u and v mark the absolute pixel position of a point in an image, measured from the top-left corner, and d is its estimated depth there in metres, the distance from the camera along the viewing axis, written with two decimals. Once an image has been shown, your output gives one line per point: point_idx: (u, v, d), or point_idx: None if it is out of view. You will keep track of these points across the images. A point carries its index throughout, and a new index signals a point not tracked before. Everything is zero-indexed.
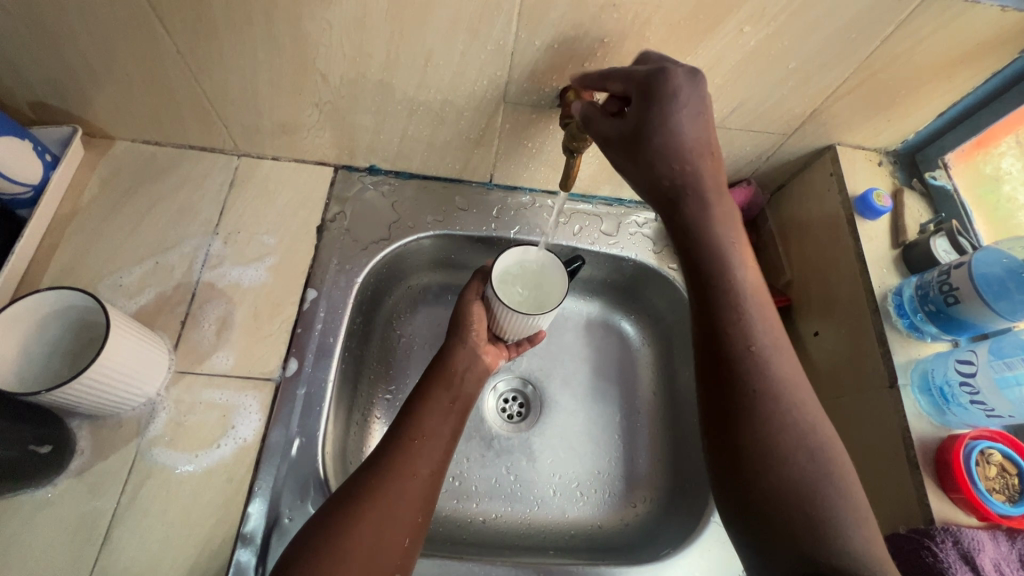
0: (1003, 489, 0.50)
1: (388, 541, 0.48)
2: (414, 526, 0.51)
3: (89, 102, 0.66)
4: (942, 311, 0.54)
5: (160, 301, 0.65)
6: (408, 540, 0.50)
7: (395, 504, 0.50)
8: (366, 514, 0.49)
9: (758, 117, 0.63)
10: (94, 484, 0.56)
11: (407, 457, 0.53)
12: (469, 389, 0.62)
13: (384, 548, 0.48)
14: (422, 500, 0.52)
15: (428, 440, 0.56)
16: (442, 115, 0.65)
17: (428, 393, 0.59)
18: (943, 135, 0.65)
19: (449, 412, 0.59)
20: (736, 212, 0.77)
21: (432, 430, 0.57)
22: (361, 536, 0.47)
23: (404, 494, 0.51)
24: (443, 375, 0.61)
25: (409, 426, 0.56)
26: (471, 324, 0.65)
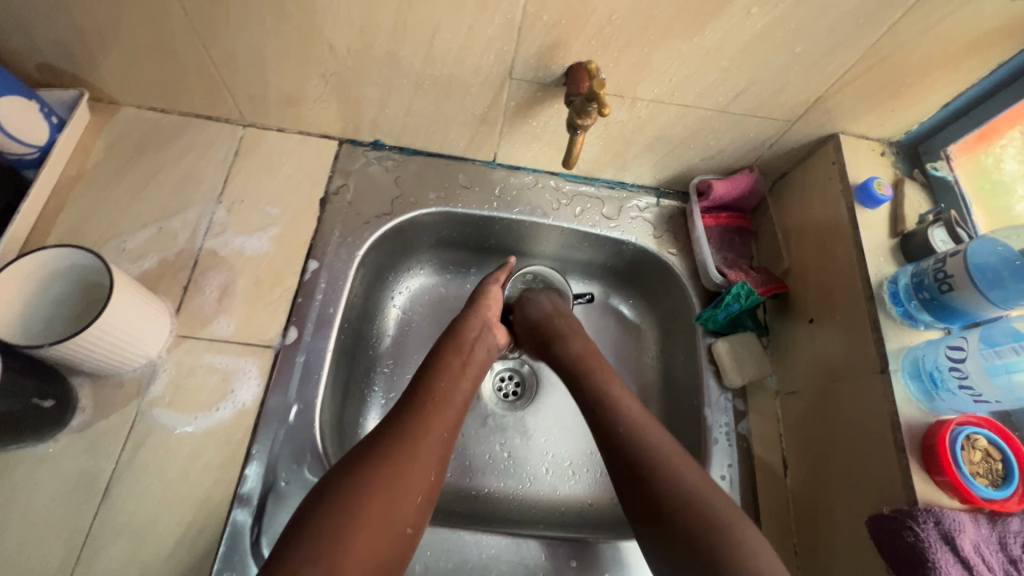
0: (987, 474, 0.50)
1: (401, 499, 0.48)
2: (428, 486, 0.50)
3: (96, 66, 0.66)
4: (935, 298, 0.55)
5: (163, 266, 0.66)
6: (421, 499, 0.49)
7: (411, 463, 0.50)
8: (384, 472, 0.48)
9: (763, 102, 0.64)
10: (95, 441, 0.57)
11: (422, 419, 0.53)
12: (479, 357, 0.64)
13: (397, 507, 0.48)
14: (437, 461, 0.52)
15: (446, 401, 0.56)
16: (447, 90, 0.66)
17: (439, 357, 0.61)
18: (948, 126, 0.65)
19: (461, 375, 0.60)
20: (737, 199, 0.78)
21: (445, 394, 0.57)
22: (376, 494, 0.47)
23: (422, 455, 0.51)
24: (455, 344, 0.64)
25: (425, 390, 0.57)
26: (486, 300, 0.71)
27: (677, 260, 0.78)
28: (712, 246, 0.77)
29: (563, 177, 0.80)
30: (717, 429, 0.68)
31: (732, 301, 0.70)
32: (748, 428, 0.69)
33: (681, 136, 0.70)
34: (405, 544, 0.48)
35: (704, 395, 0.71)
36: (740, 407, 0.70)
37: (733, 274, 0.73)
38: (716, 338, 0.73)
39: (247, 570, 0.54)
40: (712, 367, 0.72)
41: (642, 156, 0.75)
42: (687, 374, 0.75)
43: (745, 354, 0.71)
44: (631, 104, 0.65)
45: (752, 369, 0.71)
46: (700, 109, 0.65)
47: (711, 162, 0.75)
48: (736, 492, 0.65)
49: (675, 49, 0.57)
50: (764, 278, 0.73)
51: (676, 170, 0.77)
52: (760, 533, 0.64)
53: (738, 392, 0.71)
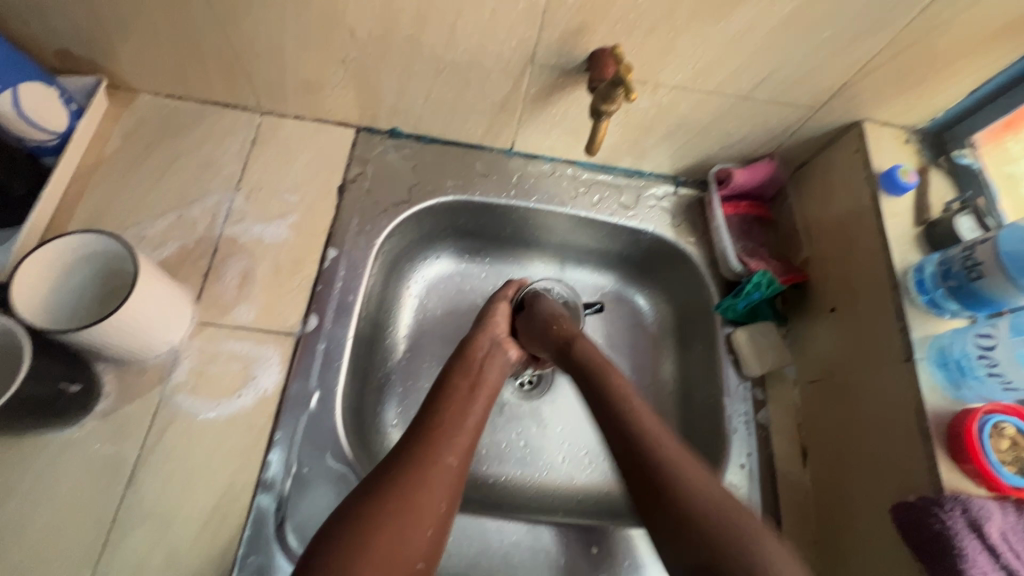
0: (1014, 461, 0.50)
1: (411, 533, 0.47)
2: (439, 517, 0.49)
3: (115, 53, 0.66)
4: (963, 286, 0.54)
5: (183, 253, 0.66)
6: (432, 531, 0.48)
7: (421, 494, 0.49)
8: (390, 507, 0.47)
9: (786, 89, 0.63)
10: (119, 426, 0.57)
11: (431, 449, 0.52)
12: (490, 376, 0.63)
13: (405, 542, 0.47)
14: (449, 489, 0.51)
15: (456, 427, 0.55)
16: (468, 77, 0.65)
17: (447, 381, 0.61)
18: (974, 112, 0.64)
19: (470, 400, 0.59)
20: (757, 187, 0.77)
21: (453, 421, 0.56)
22: (383, 527, 0.46)
23: (431, 483, 0.50)
24: (463, 363, 0.63)
25: (432, 416, 0.56)
26: (493, 318, 0.70)
27: (696, 249, 0.77)
28: (732, 235, 0.77)
29: (581, 165, 0.80)
30: (736, 418, 0.68)
31: (753, 290, 0.70)
32: (768, 417, 0.68)
33: (701, 124, 0.70)
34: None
35: (722, 384, 0.71)
36: (759, 395, 0.70)
37: (753, 263, 0.72)
38: (735, 327, 0.73)
39: (272, 554, 0.54)
40: (731, 356, 0.72)
41: (662, 144, 0.74)
42: (705, 364, 0.75)
43: (764, 343, 0.71)
44: (652, 91, 0.64)
45: (772, 358, 0.70)
46: (722, 96, 0.65)
47: (731, 150, 0.75)
48: (756, 481, 0.65)
49: (700, 34, 0.57)
50: (784, 267, 0.73)
51: (696, 159, 0.77)
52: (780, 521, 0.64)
53: (757, 381, 0.71)
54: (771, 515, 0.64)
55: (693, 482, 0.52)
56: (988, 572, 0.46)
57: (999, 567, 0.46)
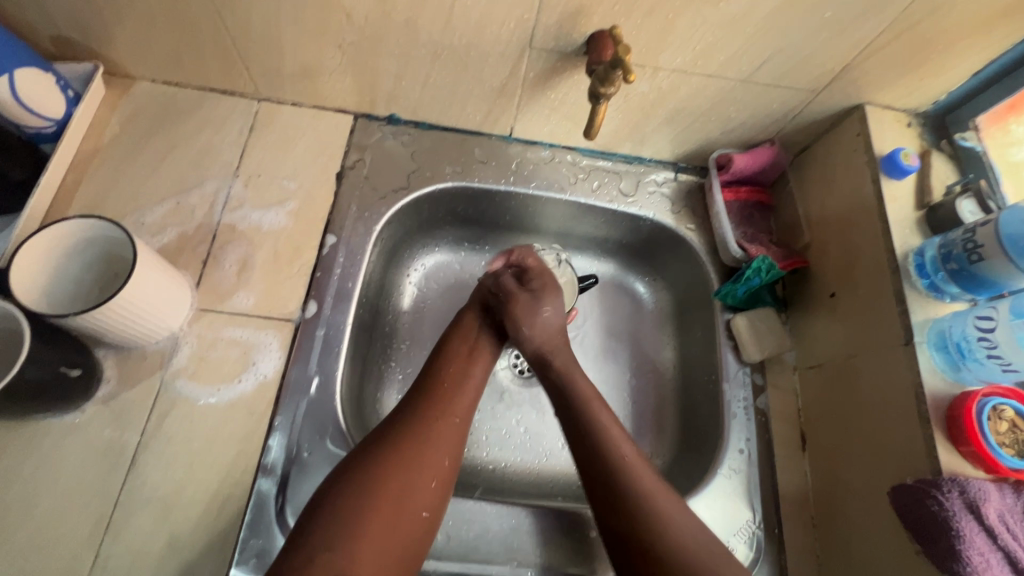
0: (1013, 444, 0.50)
1: (418, 483, 0.48)
2: (443, 472, 0.50)
3: (111, 38, 0.65)
4: (964, 269, 0.54)
5: (182, 240, 0.66)
6: (436, 483, 0.49)
7: (425, 449, 0.49)
8: (395, 458, 0.48)
9: (787, 71, 0.62)
10: (121, 411, 0.58)
11: (432, 405, 0.53)
12: (487, 344, 0.64)
13: (411, 492, 0.47)
14: (453, 447, 0.51)
15: (458, 389, 0.56)
16: (466, 61, 0.65)
17: (446, 345, 0.62)
18: (977, 95, 0.63)
19: (470, 362, 0.60)
20: (758, 172, 0.77)
21: (455, 382, 0.57)
22: (391, 479, 0.47)
23: (437, 437, 0.51)
24: (460, 331, 0.64)
25: (433, 379, 0.57)
26: (490, 289, 0.70)
27: (696, 235, 0.77)
28: (732, 221, 0.76)
29: (580, 151, 0.79)
30: (736, 403, 0.68)
31: (753, 276, 0.69)
32: (767, 402, 0.68)
33: (701, 108, 0.69)
34: (424, 529, 0.47)
35: (722, 369, 0.71)
36: (758, 381, 0.70)
37: (752, 249, 0.72)
38: (735, 313, 0.73)
39: (273, 537, 0.55)
40: (731, 342, 0.72)
41: (662, 129, 0.74)
42: (705, 350, 0.75)
43: (764, 329, 0.71)
44: (652, 74, 0.64)
45: (771, 344, 0.70)
46: (722, 79, 0.64)
47: (731, 135, 0.74)
48: (755, 465, 0.65)
49: (700, 15, 0.56)
50: (784, 253, 0.72)
51: (696, 144, 0.76)
52: (779, 506, 0.64)
53: (756, 366, 0.71)
54: (770, 500, 0.64)
55: (627, 468, 0.53)
56: (985, 552, 0.46)
57: (997, 548, 0.46)
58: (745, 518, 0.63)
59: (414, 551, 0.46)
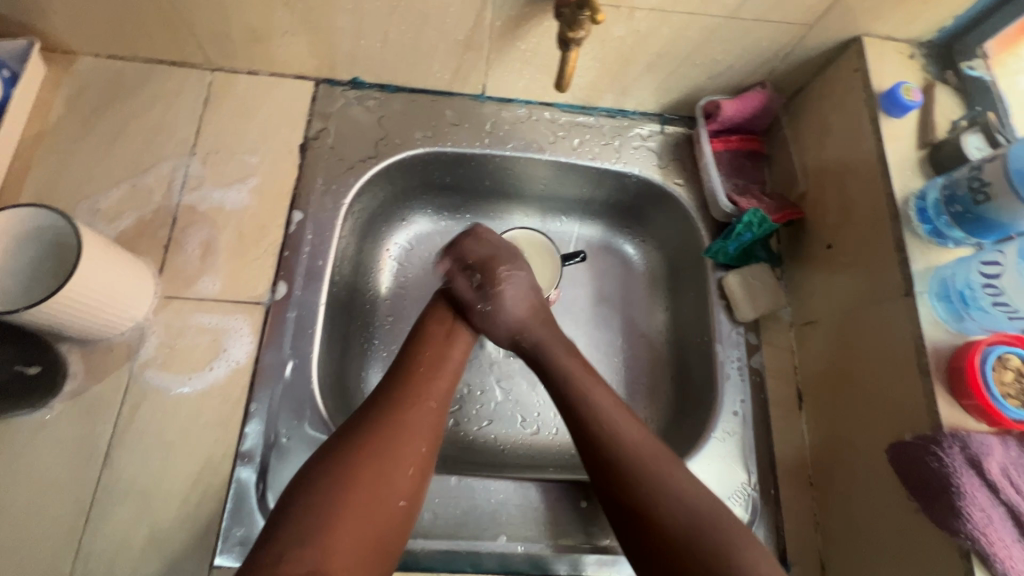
0: (1018, 395, 0.47)
1: (393, 472, 0.46)
2: (420, 458, 0.48)
3: (42, 11, 0.60)
4: (969, 212, 0.50)
5: (140, 225, 0.63)
6: (413, 471, 0.47)
7: (401, 435, 0.48)
8: (373, 444, 0.46)
9: (777, 3, 0.57)
10: (90, 406, 0.56)
11: (410, 389, 0.51)
12: (465, 324, 0.62)
13: (387, 479, 0.45)
14: (429, 431, 0.50)
15: (434, 370, 0.54)
16: (425, 12, 0.59)
17: (422, 328, 0.59)
18: (988, 18, 0.58)
19: (448, 344, 0.58)
20: (749, 119, 0.72)
21: (431, 364, 0.55)
22: (365, 468, 0.45)
23: (413, 424, 0.49)
24: (437, 312, 0.62)
25: (407, 363, 0.55)
26: None
27: (684, 191, 0.73)
28: (722, 173, 0.72)
29: (559, 107, 0.74)
30: (729, 364, 0.66)
31: (744, 231, 0.66)
32: (761, 361, 0.66)
33: (685, 51, 0.64)
34: (400, 517, 0.45)
35: (714, 330, 0.68)
36: (752, 340, 0.67)
37: (744, 201, 0.68)
38: (727, 271, 0.69)
39: (255, 525, 0.54)
40: (723, 302, 0.69)
41: (644, 78, 0.69)
42: (697, 311, 0.72)
43: (757, 286, 0.67)
44: (628, 15, 0.58)
45: (765, 301, 0.67)
46: (705, 16, 0.59)
47: (719, 80, 0.69)
48: (750, 427, 0.63)
49: None
50: (777, 204, 0.68)
51: (681, 92, 0.71)
52: (775, 465, 0.62)
53: (750, 325, 0.68)
54: (766, 460, 0.62)
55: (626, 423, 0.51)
56: (987, 509, 0.44)
57: (999, 503, 0.44)
58: (740, 480, 0.61)
59: (391, 542, 0.45)
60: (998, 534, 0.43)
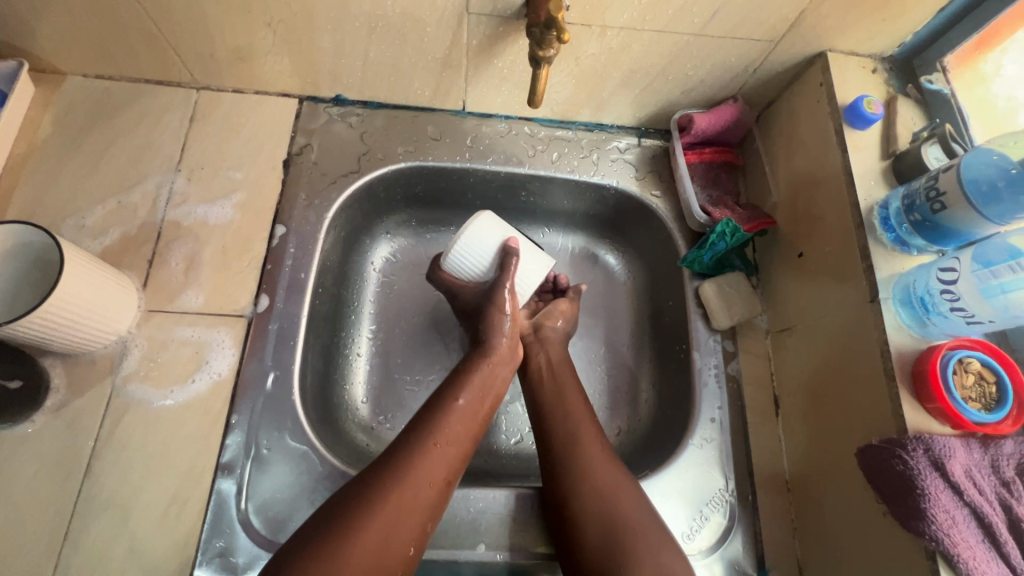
0: (980, 397, 0.48)
1: (392, 551, 0.47)
2: (419, 533, 0.49)
3: (30, 33, 0.62)
4: (927, 220, 0.52)
5: (125, 240, 0.64)
6: (412, 548, 0.48)
7: (404, 514, 0.48)
8: (379, 520, 0.47)
9: (742, 21, 0.59)
10: (72, 419, 0.56)
11: (427, 460, 0.51)
12: (498, 390, 0.60)
13: (388, 555, 0.46)
14: (432, 507, 0.50)
15: (454, 445, 0.53)
16: (403, 32, 0.61)
17: (454, 395, 0.57)
18: (944, 34, 0.60)
19: (476, 415, 0.56)
20: (722, 131, 0.74)
21: (454, 438, 0.54)
22: (364, 545, 0.45)
23: (417, 501, 0.49)
24: (473, 376, 0.59)
25: (433, 428, 0.53)
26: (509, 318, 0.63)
27: (661, 202, 0.74)
28: (697, 184, 0.74)
29: (538, 122, 0.76)
30: (707, 371, 0.67)
31: (718, 240, 0.67)
32: (738, 368, 0.67)
33: (657, 68, 0.66)
34: None
35: (691, 338, 0.69)
36: (729, 347, 0.68)
37: (717, 212, 0.70)
38: (703, 280, 0.71)
39: (235, 536, 0.54)
40: (700, 310, 0.70)
41: (620, 93, 0.71)
42: (675, 319, 0.73)
43: (733, 294, 0.69)
44: (600, 34, 0.60)
45: (741, 309, 0.68)
46: (674, 34, 0.61)
47: (692, 94, 0.71)
48: (727, 433, 0.64)
49: None
50: (751, 214, 0.70)
51: (656, 107, 0.73)
52: (752, 471, 0.63)
53: (727, 333, 0.69)
54: (743, 465, 0.63)
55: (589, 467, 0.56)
56: (951, 510, 0.45)
57: (963, 504, 0.45)
58: (718, 486, 0.62)
59: None
60: (962, 535, 0.44)
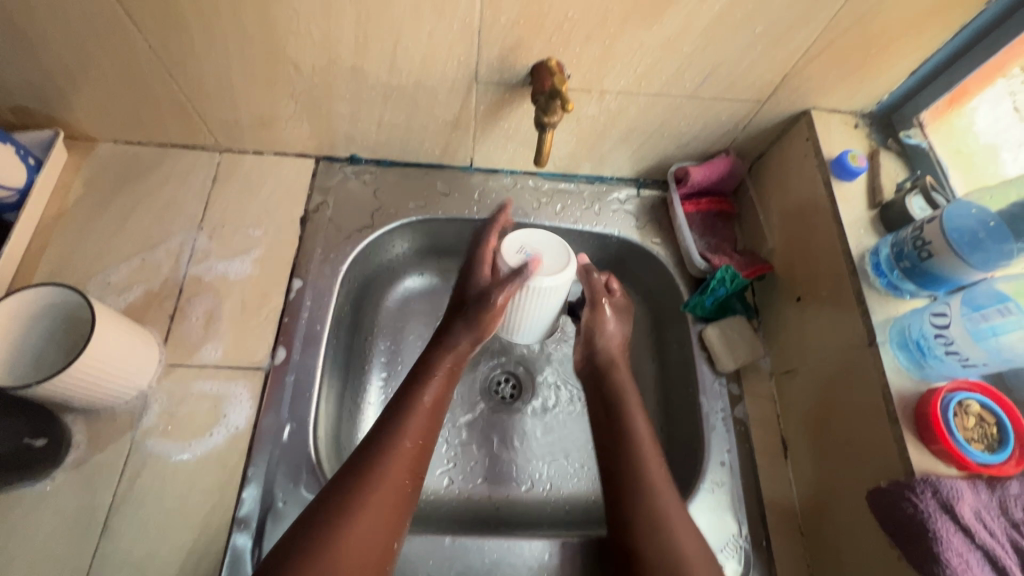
0: (982, 438, 0.50)
1: (372, 542, 0.49)
2: (396, 528, 0.51)
3: (70, 104, 0.67)
4: (916, 267, 0.54)
5: (147, 297, 0.66)
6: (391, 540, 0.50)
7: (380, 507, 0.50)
8: (352, 525, 0.49)
9: (730, 85, 0.64)
10: (91, 475, 0.57)
11: (390, 461, 0.53)
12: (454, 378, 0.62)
13: (368, 548, 0.49)
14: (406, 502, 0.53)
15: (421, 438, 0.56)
16: (416, 99, 0.66)
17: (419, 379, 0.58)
18: (918, 93, 0.65)
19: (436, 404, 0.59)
20: (717, 183, 0.78)
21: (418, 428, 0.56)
22: (349, 537, 0.48)
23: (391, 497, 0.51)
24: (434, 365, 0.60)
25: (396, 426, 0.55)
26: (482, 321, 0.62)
27: (662, 249, 0.78)
28: (695, 233, 0.77)
29: (541, 176, 0.80)
30: (714, 415, 0.68)
31: (718, 286, 0.70)
32: (745, 412, 0.68)
33: (652, 126, 0.70)
34: None
35: (698, 382, 0.70)
36: (735, 390, 0.70)
37: (716, 259, 0.73)
38: (706, 324, 0.73)
39: None
40: (705, 354, 0.71)
41: (618, 148, 0.75)
42: (680, 363, 0.75)
43: (736, 338, 0.71)
44: (599, 98, 0.65)
45: (744, 352, 0.70)
46: (667, 97, 0.65)
47: (687, 149, 0.75)
48: (738, 476, 0.65)
49: (636, 40, 0.58)
50: (748, 261, 0.73)
51: (653, 160, 0.77)
52: (766, 517, 0.63)
53: (732, 376, 0.70)
54: (756, 511, 0.63)
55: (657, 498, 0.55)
56: (964, 553, 0.45)
57: (975, 546, 0.46)
58: (732, 532, 0.62)
59: None
60: None
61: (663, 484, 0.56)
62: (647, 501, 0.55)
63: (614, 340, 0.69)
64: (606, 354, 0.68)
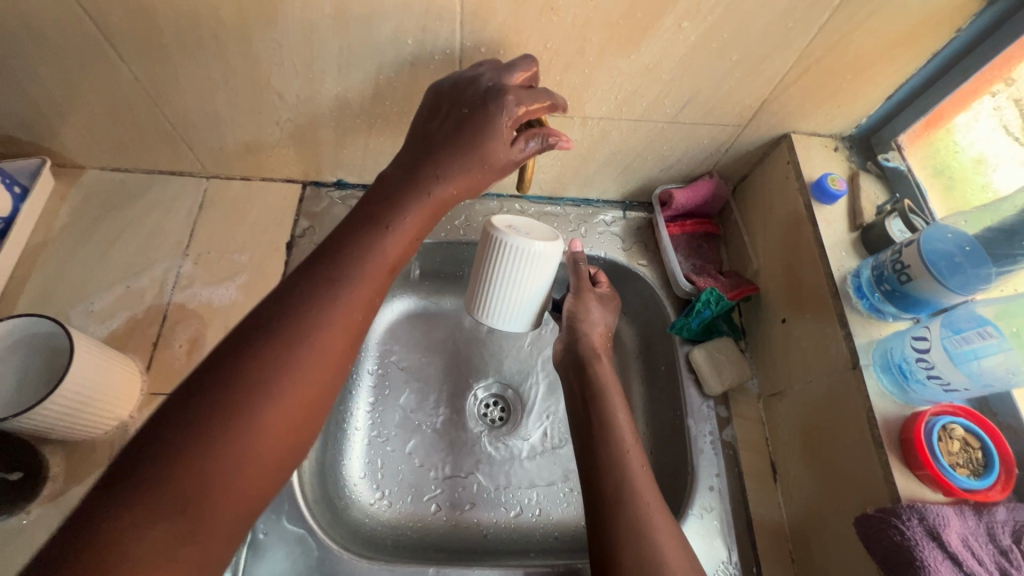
0: (966, 463, 0.50)
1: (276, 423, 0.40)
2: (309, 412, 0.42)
3: (57, 133, 0.67)
4: (897, 290, 0.55)
5: (131, 324, 0.66)
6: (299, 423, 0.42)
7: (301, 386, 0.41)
8: (265, 396, 0.40)
9: (710, 109, 0.64)
10: (68, 508, 0.56)
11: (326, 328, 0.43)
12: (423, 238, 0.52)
13: (270, 433, 0.40)
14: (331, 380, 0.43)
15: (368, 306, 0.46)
16: (401, 126, 0.67)
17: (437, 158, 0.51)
18: (895, 117, 0.66)
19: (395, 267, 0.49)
20: (701, 205, 0.78)
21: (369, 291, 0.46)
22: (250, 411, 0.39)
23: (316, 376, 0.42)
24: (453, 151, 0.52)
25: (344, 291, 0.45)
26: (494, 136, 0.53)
27: (649, 271, 0.78)
28: (681, 254, 0.77)
29: (528, 199, 0.81)
30: (702, 438, 0.67)
31: (703, 308, 0.70)
32: (733, 435, 0.68)
33: (636, 149, 0.71)
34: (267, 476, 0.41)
35: (685, 405, 0.70)
36: (723, 413, 0.69)
37: (700, 281, 0.73)
38: (693, 346, 0.73)
39: None
40: (692, 376, 0.71)
41: (603, 171, 0.75)
42: (668, 386, 0.74)
43: (722, 360, 0.70)
44: (582, 124, 0.66)
45: (731, 374, 0.70)
46: (649, 122, 0.66)
47: (671, 171, 0.76)
48: (727, 501, 0.64)
49: (615, 68, 0.59)
50: (733, 282, 0.73)
51: (638, 183, 0.78)
52: (756, 543, 0.62)
53: (719, 398, 0.70)
54: (746, 536, 0.62)
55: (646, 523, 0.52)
56: None
57: None
58: (721, 558, 0.61)
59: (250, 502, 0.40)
60: None
61: (646, 492, 0.54)
62: (637, 524, 0.52)
63: (596, 329, 0.68)
64: (588, 344, 0.67)
